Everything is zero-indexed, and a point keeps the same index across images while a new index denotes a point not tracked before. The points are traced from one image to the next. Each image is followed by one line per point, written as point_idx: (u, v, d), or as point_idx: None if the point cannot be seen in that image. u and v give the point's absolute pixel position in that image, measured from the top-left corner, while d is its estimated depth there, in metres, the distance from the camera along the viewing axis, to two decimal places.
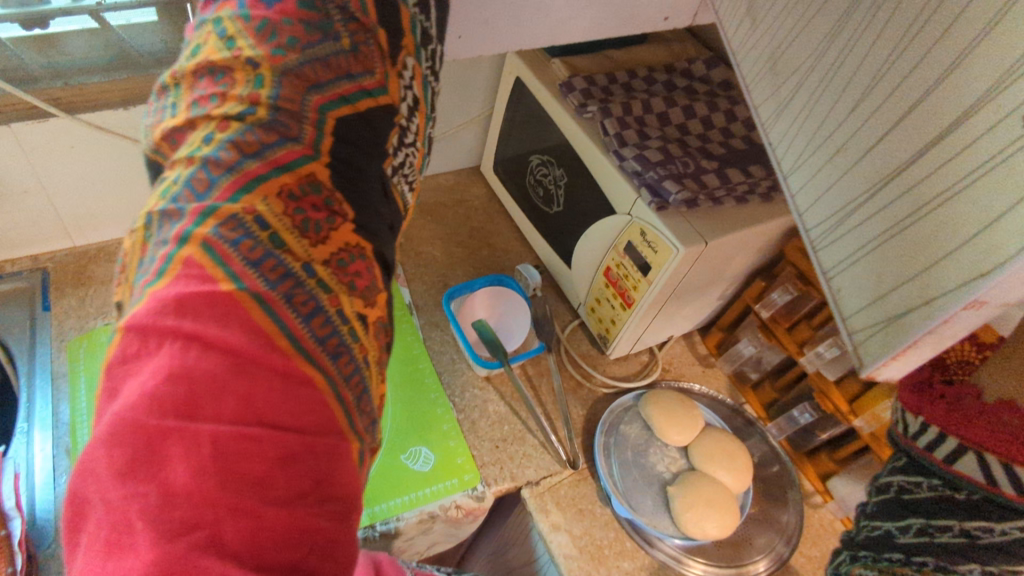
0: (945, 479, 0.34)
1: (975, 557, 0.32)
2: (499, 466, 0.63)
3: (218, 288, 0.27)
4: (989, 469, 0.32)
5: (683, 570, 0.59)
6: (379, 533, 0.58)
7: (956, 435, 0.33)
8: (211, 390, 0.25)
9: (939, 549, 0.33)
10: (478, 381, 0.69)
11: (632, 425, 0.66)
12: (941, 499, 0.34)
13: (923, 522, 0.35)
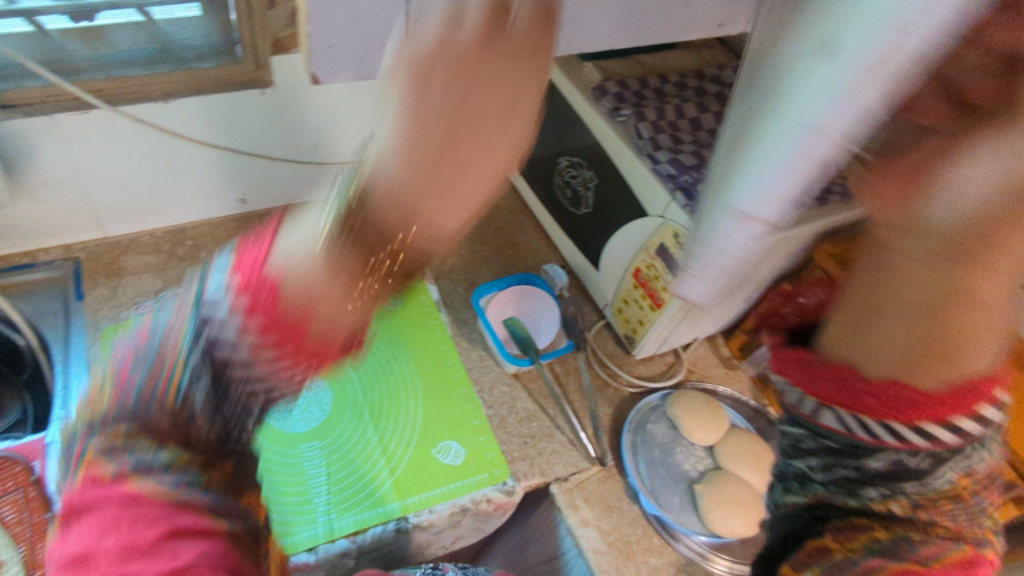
0: (815, 434, 0.37)
1: (888, 482, 0.35)
2: (529, 461, 0.64)
3: (88, 477, 0.35)
4: (901, 433, 0.34)
5: (708, 566, 0.60)
6: (412, 524, 0.60)
7: (860, 412, 0.34)
8: (95, 532, 0.34)
9: (848, 482, 0.37)
10: (507, 378, 0.70)
11: (659, 424, 0.67)
12: (823, 447, 0.37)
13: (819, 461, 0.38)
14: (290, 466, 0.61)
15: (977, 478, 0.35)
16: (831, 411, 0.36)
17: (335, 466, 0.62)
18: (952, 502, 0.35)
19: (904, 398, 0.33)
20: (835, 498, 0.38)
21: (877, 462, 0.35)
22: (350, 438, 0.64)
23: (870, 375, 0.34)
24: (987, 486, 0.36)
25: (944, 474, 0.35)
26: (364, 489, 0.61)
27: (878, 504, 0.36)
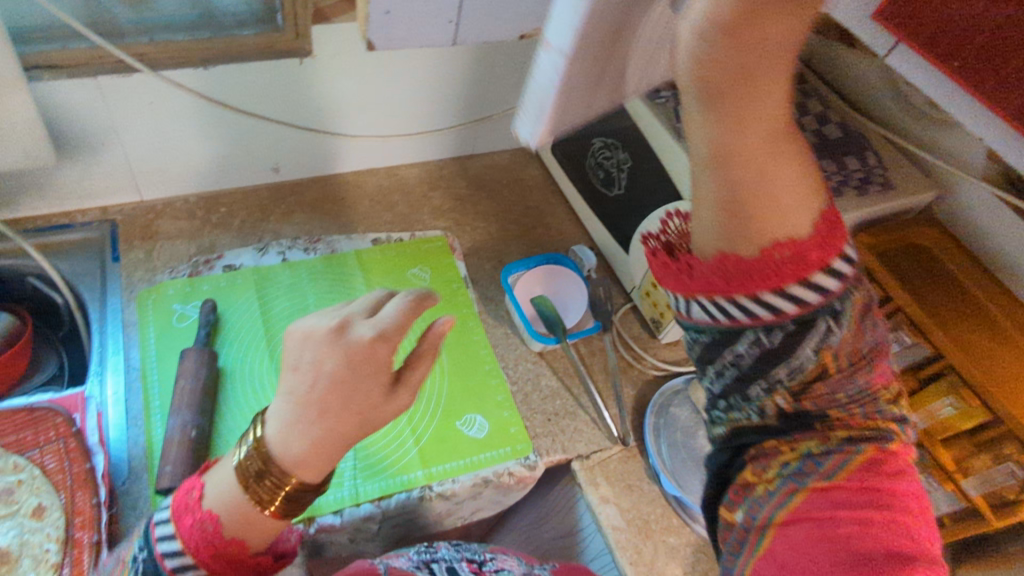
0: (703, 337, 0.34)
1: (770, 370, 0.34)
2: (551, 438, 0.66)
3: None
4: (751, 307, 0.32)
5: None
6: (435, 493, 0.61)
7: (716, 297, 0.32)
8: None
9: (742, 382, 0.35)
10: (532, 355, 0.71)
11: (682, 408, 0.68)
12: (707, 348, 0.35)
13: (715, 368, 0.35)
14: None
15: (847, 358, 0.34)
16: (697, 304, 0.33)
17: (361, 433, 0.63)
18: (831, 392, 0.35)
19: (748, 271, 0.31)
20: (739, 413, 0.36)
21: (751, 356, 0.34)
22: None
23: (704, 254, 0.32)
24: (863, 362, 0.35)
25: (807, 355, 0.33)
26: (389, 457, 0.62)
27: (766, 401, 0.35)
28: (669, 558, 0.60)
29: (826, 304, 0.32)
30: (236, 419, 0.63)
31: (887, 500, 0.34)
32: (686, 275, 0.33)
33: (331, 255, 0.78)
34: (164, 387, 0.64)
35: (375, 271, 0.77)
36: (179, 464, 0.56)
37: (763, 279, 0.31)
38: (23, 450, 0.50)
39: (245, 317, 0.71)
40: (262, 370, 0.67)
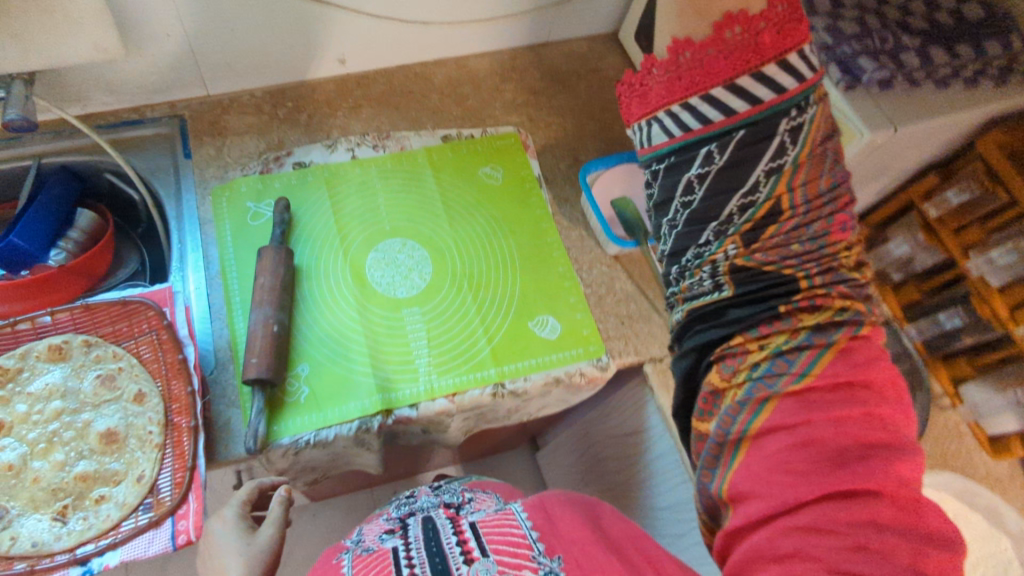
0: (670, 166, 0.48)
1: (735, 189, 0.46)
2: (624, 340, 0.66)
3: None
4: (701, 109, 0.45)
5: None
6: (508, 390, 0.62)
7: (677, 98, 0.45)
8: None
9: (706, 218, 0.48)
10: (607, 259, 0.71)
11: None
12: (674, 183, 0.48)
13: (682, 211, 0.49)
14: (392, 328, 0.64)
15: (800, 195, 0.45)
16: (657, 124, 0.47)
17: (436, 331, 0.65)
18: (783, 231, 0.46)
19: (700, 59, 0.44)
20: (704, 261, 0.48)
21: (703, 187, 0.47)
22: (449, 305, 0.66)
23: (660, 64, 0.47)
24: (824, 217, 0.45)
25: (764, 187, 0.45)
26: (462, 354, 0.64)
27: (721, 246, 0.47)
28: None
29: (773, 108, 0.44)
30: (314, 313, 0.64)
31: (865, 397, 0.42)
32: (646, 96, 0.48)
33: (401, 152, 0.76)
34: (245, 283, 0.65)
35: (446, 168, 0.75)
36: (266, 357, 0.57)
37: (716, 71, 0.44)
38: (120, 341, 0.52)
39: (319, 214, 0.71)
40: (338, 266, 0.68)
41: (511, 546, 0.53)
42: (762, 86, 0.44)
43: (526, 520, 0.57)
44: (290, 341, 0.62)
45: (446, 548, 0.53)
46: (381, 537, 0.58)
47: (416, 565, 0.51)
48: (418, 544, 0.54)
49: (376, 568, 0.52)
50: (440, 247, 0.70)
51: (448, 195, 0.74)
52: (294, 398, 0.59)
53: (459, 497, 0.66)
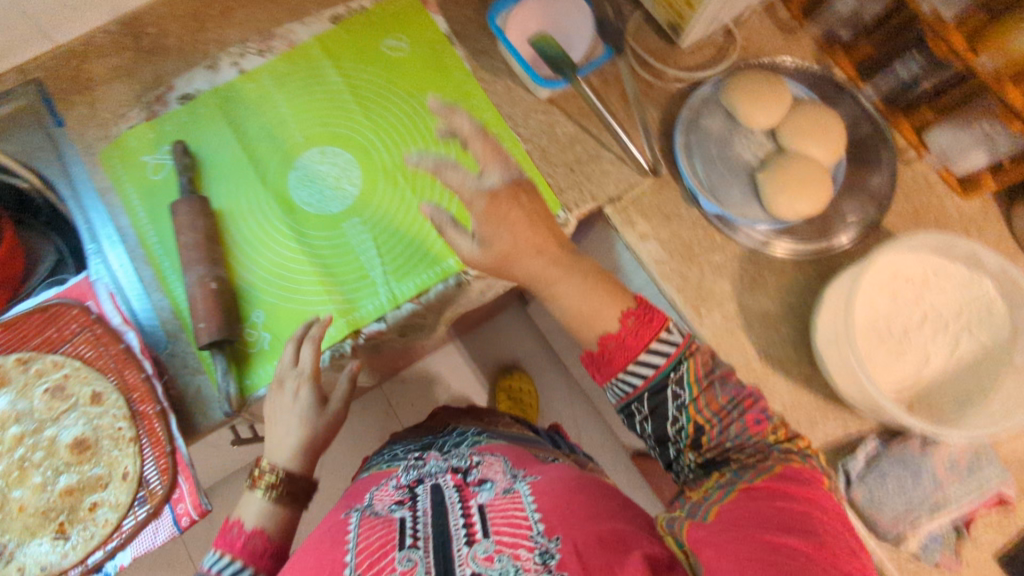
0: (629, 403, 0.55)
1: (670, 404, 0.53)
2: (579, 189, 0.62)
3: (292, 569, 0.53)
4: (632, 380, 0.54)
5: (770, 253, 0.59)
6: (472, 276, 0.60)
7: (612, 371, 0.55)
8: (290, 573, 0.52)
9: (660, 417, 0.54)
10: (541, 105, 0.66)
11: (714, 118, 0.62)
12: (624, 402, 0.56)
13: (649, 421, 0.55)
14: (335, 245, 0.61)
15: (706, 413, 0.53)
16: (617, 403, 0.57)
17: (382, 237, 0.61)
18: (715, 441, 0.53)
19: (613, 356, 0.55)
20: (679, 437, 0.54)
21: (647, 403, 0.54)
22: (389, 204, 0.62)
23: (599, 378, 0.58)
24: (733, 416, 0.53)
25: (682, 416, 0.54)
26: (416, 252, 0.60)
27: (685, 434, 0.54)
28: (716, 276, 0.60)
29: (662, 375, 0.53)
30: (251, 255, 0.60)
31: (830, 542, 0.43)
32: (598, 369, 0.56)
33: (291, 50, 0.68)
34: (169, 247, 0.61)
35: (344, 54, 0.67)
36: (214, 319, 0.55)
37: (627, 351, 0.54)
38: (55, 348, 0.49)
39: (223, 146, 0.64)
40: (261, 196, 0.63)
41: (511, 527, 0.51)
42: (647, 363, 0.53)
43: (530, 498, 0.54)
44: (234, 291, 0.59)
45: (451, 527, 0.52)
46: (390, 506, 0.58)
47: (421, 543, 0.51)
48: (425, 519, 0.54)
49: (381, 535, 0.52)
50: (361, 145, 0.65)
51: (355, 83, 0.67)
52: (258, 347, 0.58)
53: (469, 462, 0.66)
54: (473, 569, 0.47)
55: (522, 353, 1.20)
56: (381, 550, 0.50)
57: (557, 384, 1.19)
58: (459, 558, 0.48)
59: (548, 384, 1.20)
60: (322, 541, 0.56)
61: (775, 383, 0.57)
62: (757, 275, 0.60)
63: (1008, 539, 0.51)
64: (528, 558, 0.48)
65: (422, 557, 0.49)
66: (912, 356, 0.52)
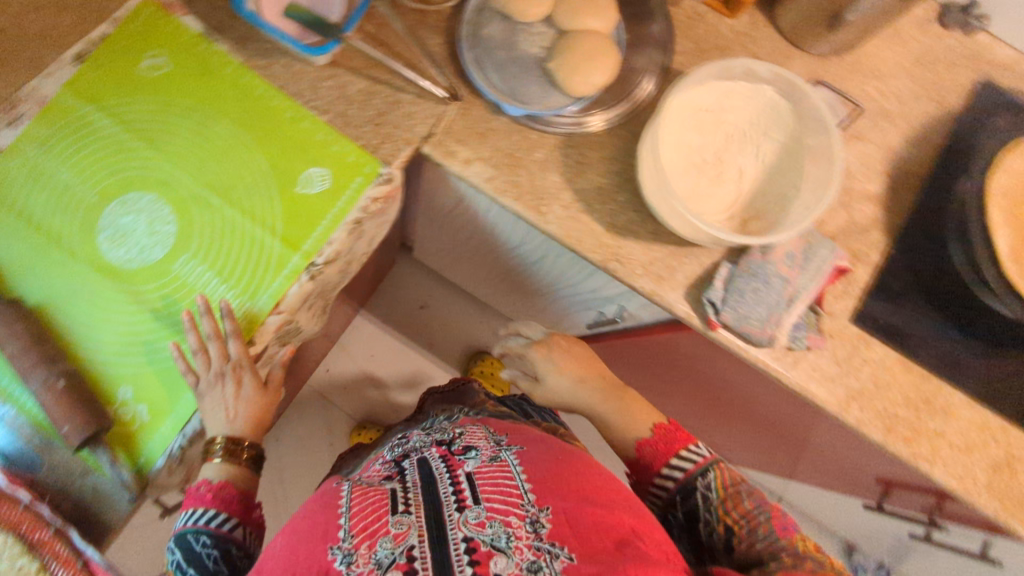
0: (669, 496, 0.65)
1: (704, 492, 0.63)
2: (392, 139, 0.62)
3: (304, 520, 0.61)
4: (681, 465, 0.65)
5: (586, 130, 0.63)
6: (322, 265, 0.59)
7: (659, 462, 0.66)
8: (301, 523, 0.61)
9: (698, 508, 0.63)
10: (325, 72, 0.63)
11: (492, 24, 0.64)
12: (665, 509, 0.66)
13: (685, 520, 0.64)
14: (174, 290, 0.58)
15: (734, 515, 0.61)
16: (659, 482, 0.66)
17: (218, 262, 0.58)
18: (744, 539, 0.59)
19: (666, 447, 0.67)
20: (709, 516, 0.62)
21: (678, 498, 0.64)
22: (211, 228, 0.59)
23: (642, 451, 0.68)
24: (762, 521, 0.60)
25: (713, 515, 0.62)
26: (258, 264, 0.58)
27: (721, 525, 0.61)
28: (545, 171, 0.62)
29: (691, 477, 0.64)
30: (89, 334, 0.57)
31: None
32: (652, 459, 0.67)
33: (42, 106, 0.61)
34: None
35: (103, 91, 0.62)
36: (74, 417, 0.52)
37: (675, 445, 0.66)
38: None
39: (11, 236, 0.58)
40: (74, 269, 0.58)
41: (502, 495, 0.58)
42: (680, 465, 0.65)
43: (519, 470, 0.63)
44: (86, 378, 0.55)
45: (441, 493, 0.59)
46: (383, 480, 0.66)
47: (412, 507, 0.58)
48: (414, 488, 0.62)
49: (373, 503, 0.60)
50: (160, 178, 0.60)
51: (127, 117, 0.61)
52: (138, 423, 0.55)
53: (453, 433, 0.73)
54: (465, 532, 0.54)
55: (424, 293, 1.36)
56: (375, 514, 0.58)
57: (457, 308, 1.38)
58: (452, 521, 0.55)
59: (449, 311, 1.37)
60: (312, 515, 0.62)
61: (628, 249, 0.60)
62: (582, 156, 0.62)
63: (850, 301, 0.59)
64: (518, 523, 0.55)
65: (414, 520, 0.56)
66: (729, 175, 0.60)
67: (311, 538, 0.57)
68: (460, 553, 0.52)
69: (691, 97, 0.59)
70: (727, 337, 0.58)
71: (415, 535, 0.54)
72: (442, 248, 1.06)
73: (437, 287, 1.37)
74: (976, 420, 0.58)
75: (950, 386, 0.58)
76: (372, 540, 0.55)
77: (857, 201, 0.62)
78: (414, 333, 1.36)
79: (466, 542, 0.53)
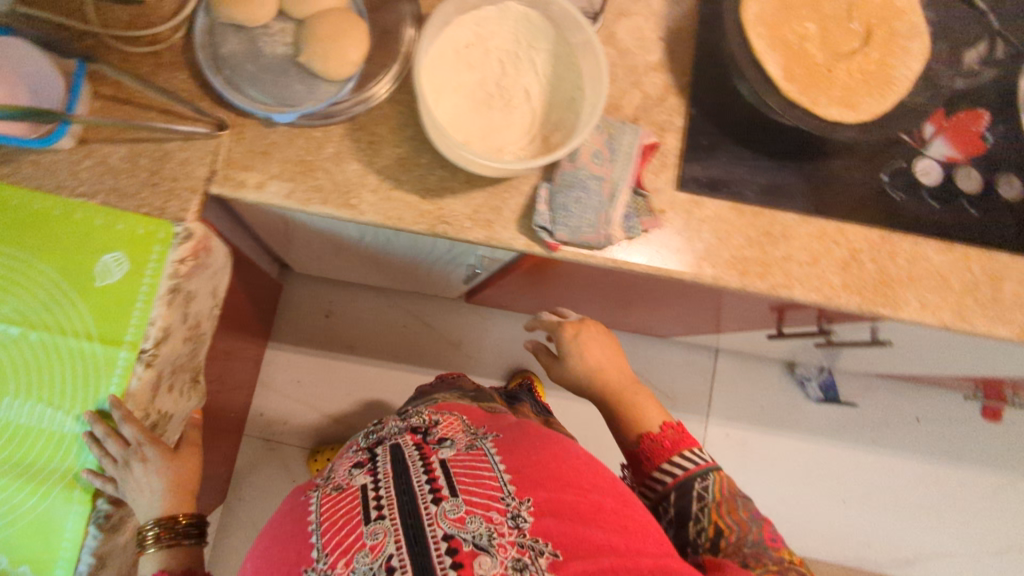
0: (667, 492, 0.73)
1: (702, 488, 0.71)
2: (174, 193, 0.58)
3: (269, 541, 0.64)
4: (682, 463, 0.73)
5: (377, 97, 0.61)
6: (152, 350, 0.56)
7: (661, 457, 0.74)
8: (267, 551, 0.63)
9: (690, 506, 0.71)
10: (76, 154, 0.58)
11: (230, 41, 0.60)
12: (663, 499, 0.73)
13: (674, 518, 0.72)
14: (14, 436, 0.55)
15: (728, 519, 0.69)
16: (656, 480, 0.74)
17: (48, 391, 0.56)
18: (734, 542, 0.68)
19: (666, 446, 0.74)
20: (699, 517, 0.70)
21: (675, 501, 0.72)
22: (26, 359, 0.56)
23: (640, 445, 0.76)
24: (753, 529, 0.69)
25: (705, 517, 0.70)
26: (88, 374, 0.55)
27: (710, 524, 0.69)
28: (340, 163, 0.60)
29: (690, 476, 0.72)
30: None
31: None
32: (656, 452, 0.75)
33: None
34: None
35: None
36: None
37: (683, 443, 0.74)
38: None
39: None
40: None
41: (481, 490, 0.61)
42: (681, 464, 0.72)
43: (497, 461, 0.64)
44: None
45: (414, 484, 0.62)
46: (353, 473, 0.67)
47: (387, 510, 0.60)
48: (388, 483, 0.63)
49: (344, 512, 0.61)
50: None
51: None
52: None
53: (427, 420, 0.73)
54: (445, 530, 0.57)
55: (327, 300, 1.31)
56: (350, 525, 0.59)
57: (364, 302, 1.32)
58: (430, 520, 0.58)
59: (358, 309, 1.31)
60: (283, 530, 0.63)
61: (450, 205, 0.60)
62: (370, 133, 0.61)
63: (668, 170, 0.62)
64: (499, 518, 0.58)
65: (389, 524, 0.58)
66: (518, 99, 0.59)
67: (285, 559, 0.59)
68: (442, 555, 0.55)
69: (446, 42, 0.58)
70: (572, 252, 0.60)
71: (399, 541, 0.57)
72: (323, 258, 1.03)
73: (335, 289, 1.31)
74: (814, 233, 0.61)
75: (782, 211, 0.61)
76: (349, 556, 0.57)
77: (643, 73, 0.63)
78: (329, 343, 1.29)
79: (447, 541, 0.56)
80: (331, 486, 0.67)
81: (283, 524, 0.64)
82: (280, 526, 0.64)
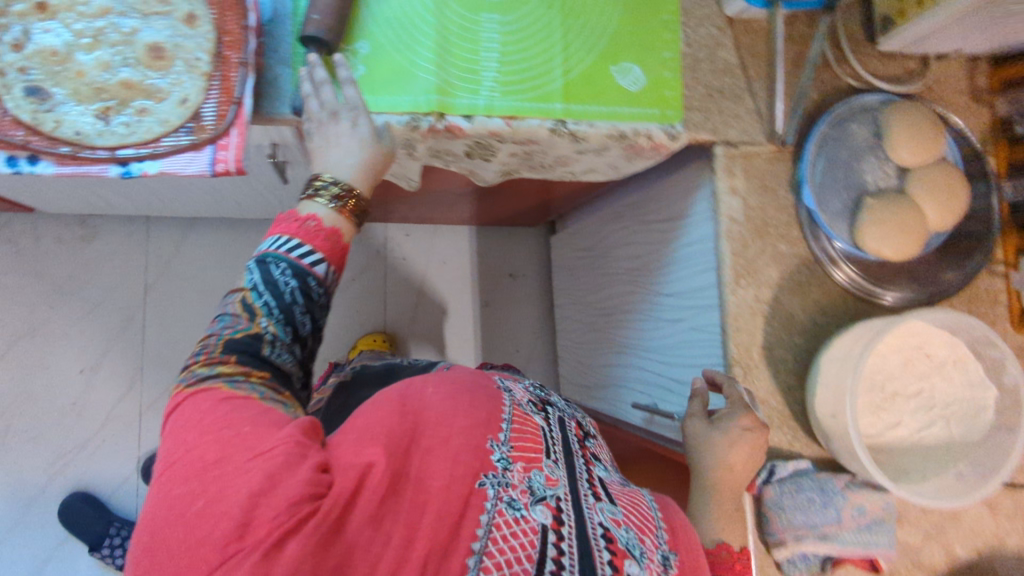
0: None
1: None
2: (705, 115, 0.58)
3: (441, 432, 0.41)
4: None
5: (829, 272, 0.60)
6: (568, 131, 0.55)
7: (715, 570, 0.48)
8: (430, 451, 0.39)
9: None
10: (721, 22, 0.59)
11: (862, 128, 0.60)
12: None
13: None
14: (465, 30, 0.54)
15: None
16: None
17: (511, 49, 0.55)
18: None
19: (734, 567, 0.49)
20: None
21: None
22: (529, 23, 0.55)
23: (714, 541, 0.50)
24: None
25: None
26: (535, 76, 0.55)
27: None
28: (771, 262, 0.59)
29: None
30: None
31: None
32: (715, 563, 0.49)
33: None
34: None
35: None
36: (328, 18, 0.49)
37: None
38: None
39: None
40: None
41: (637, 516, 0.45)
42: None
43: (651, 502, 0.49)
44: (351, 11, 0.52)
45: (579, 469, 0.47)
46: (526, 402, 0.51)
47: (560, 461, 0.46)
48: (559, 444, 0.48)
49: (529, 431, 0.46)
50: None
51: None
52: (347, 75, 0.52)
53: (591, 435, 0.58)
54: (602, 521, 0.42)
55: (518, 262, 1.18)
56: (530, 444, 0.45)
57: (530, 310, 1.19)
58: (588, 504, 0.43)
59: (524, 301, 1.18)
60: (471, 387, 0.46)
61: (761, 377, 0.58)
62: (805, 285, 0.60)
63: None
64: (649, 550, 0.43)
65: (565, 481, 0.44)
66: (884, 417, 0.58)
67: (474, 404, 0.44)
68: (600, 540, 0.40)
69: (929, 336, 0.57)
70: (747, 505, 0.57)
71: (563, 487, 0.43)
72: (589, 260, 0.95)
73: (542, 273, 1.19)
74: None
75: None
76: (528, 465, 0.43)
77: (939, 549, 0.60)
78: (484, 279, 1.16)
79: (603, 530, 0.41)
80: (512, 403, 0.48)
81: (442, 377, 0.47)
82: (435, 376, 0.47)
